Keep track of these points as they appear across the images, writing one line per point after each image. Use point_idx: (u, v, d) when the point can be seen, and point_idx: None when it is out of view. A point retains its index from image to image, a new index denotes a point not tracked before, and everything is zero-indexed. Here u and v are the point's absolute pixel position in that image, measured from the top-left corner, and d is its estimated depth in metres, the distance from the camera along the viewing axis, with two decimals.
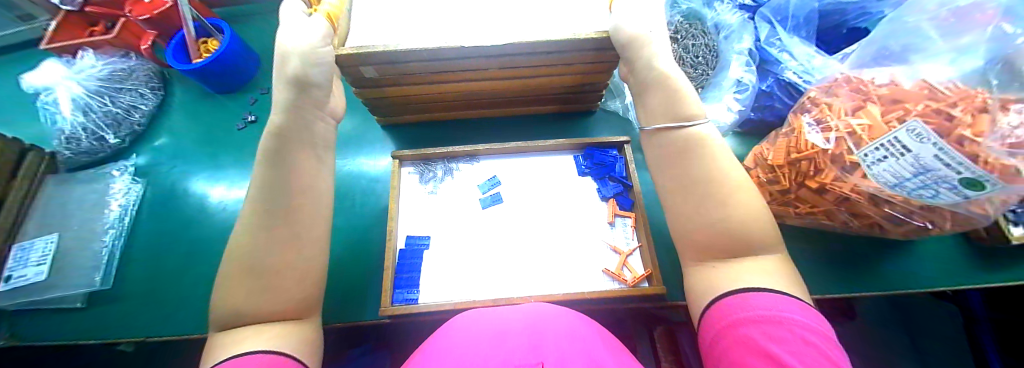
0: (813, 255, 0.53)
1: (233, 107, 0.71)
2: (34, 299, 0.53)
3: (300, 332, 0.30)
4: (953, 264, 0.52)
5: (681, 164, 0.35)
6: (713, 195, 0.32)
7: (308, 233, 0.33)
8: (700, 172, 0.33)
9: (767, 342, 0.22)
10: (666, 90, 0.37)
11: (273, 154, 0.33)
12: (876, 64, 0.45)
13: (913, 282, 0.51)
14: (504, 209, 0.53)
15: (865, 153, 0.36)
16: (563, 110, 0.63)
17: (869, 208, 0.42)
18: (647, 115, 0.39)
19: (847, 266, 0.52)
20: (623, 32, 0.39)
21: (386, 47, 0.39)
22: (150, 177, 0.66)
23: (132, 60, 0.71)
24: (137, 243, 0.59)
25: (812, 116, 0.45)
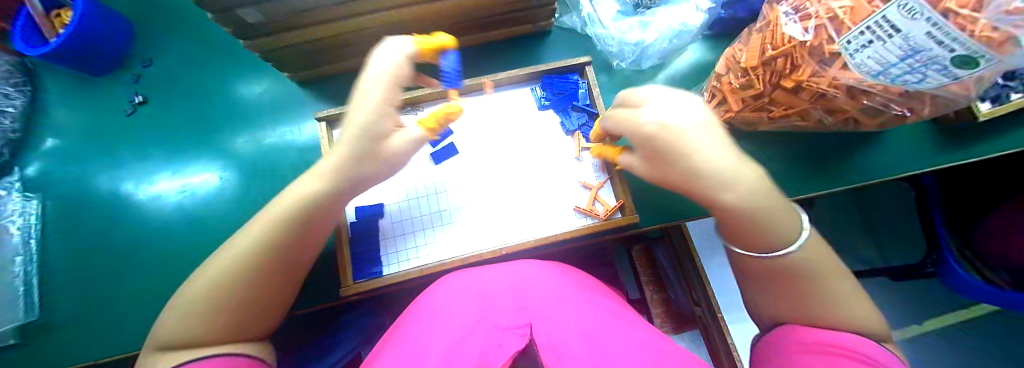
0: (779, 161, 0.52)
1: (114, 90, 0.58)
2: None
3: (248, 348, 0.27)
4: (921, 149, 0.51)
5: (735, 228, 0.26)
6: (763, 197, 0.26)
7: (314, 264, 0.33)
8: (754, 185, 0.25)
9: None
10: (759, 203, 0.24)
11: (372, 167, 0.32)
12: None
13: (872, 174, 0.51)
14: (460, 161, 0.48)
15: (848, 40, 0.30)
16: (512, 32, 0.53)
17: (845, 102, 0.38)
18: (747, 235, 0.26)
19: (811, 169, 0.52)
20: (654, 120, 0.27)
21: None
22: (45, 190, 0.55)
23: None
24: (58, 265, 0.53)
25: (788, 4, 0.38)
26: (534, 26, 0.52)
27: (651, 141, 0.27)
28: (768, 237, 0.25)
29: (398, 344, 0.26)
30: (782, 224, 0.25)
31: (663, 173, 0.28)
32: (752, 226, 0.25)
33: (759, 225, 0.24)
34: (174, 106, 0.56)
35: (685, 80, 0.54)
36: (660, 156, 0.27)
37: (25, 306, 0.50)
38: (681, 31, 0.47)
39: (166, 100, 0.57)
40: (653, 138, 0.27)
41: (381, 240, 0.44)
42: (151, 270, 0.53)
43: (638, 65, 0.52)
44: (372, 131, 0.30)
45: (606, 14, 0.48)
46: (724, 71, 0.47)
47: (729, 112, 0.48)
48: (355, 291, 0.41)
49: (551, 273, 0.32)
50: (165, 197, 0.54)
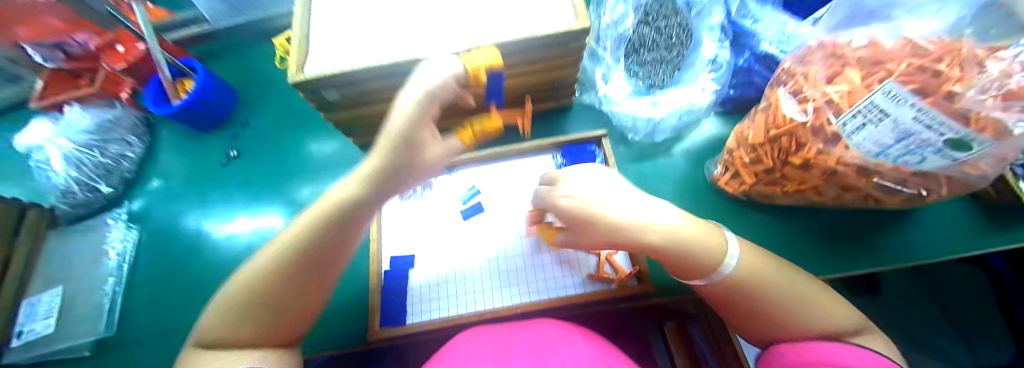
0: (808, 238, 0.51)
1: (214, 144, 0.71)
2: (45, 350, 0.56)
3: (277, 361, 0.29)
4: (968, 228, 0.49)
5: (676, 266, 0.30)
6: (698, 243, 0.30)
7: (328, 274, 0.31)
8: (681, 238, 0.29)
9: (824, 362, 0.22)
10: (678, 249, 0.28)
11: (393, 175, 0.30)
12: (853, 23, 0.38)
13: (919, 253, 0.48)
14: (485, 219, 0.52)
15: (844, 122, 0.34)
16: (538, 109, 0.61)
17: (857, 180, 0.39)
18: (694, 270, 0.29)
19: (845, 245, 0.50)
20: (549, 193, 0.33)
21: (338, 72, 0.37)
22: (146, 222, 0.66)
23: (118, 109, 0.69)
24: (137, 287, 0.61)
25: (787, 89, 0.43)
26: (557, 103, 0.60)
27: (568, 203, 0.31)
28: (703, 266, 0.29)
29: None
30: (709, 247, 0.28)
31: (590, 235, 0.30)
32: (687, 255, 0.28)
33: (691, 255, 0.28)
34: (258, 159, 0.68)
35: (700, 151, 0.58)
36: (577, 220, 0.30)
37: (105, 322, 0.57)
38: (689, 110, 0.53)
39: (252, 155, 0.69)
40: (566, 201, 0.31)
41: (409, 289, 0.48)
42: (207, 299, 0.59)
43: (651, 137, 0.58)
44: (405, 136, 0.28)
45: (620, 94, 0.55)
46: (734, 147, 0.50)
47: (744, 184, 0.50)
48: (380, 338, 0.44)
49: (573, 334, 0.34)
50: (235, 235, 0.63)
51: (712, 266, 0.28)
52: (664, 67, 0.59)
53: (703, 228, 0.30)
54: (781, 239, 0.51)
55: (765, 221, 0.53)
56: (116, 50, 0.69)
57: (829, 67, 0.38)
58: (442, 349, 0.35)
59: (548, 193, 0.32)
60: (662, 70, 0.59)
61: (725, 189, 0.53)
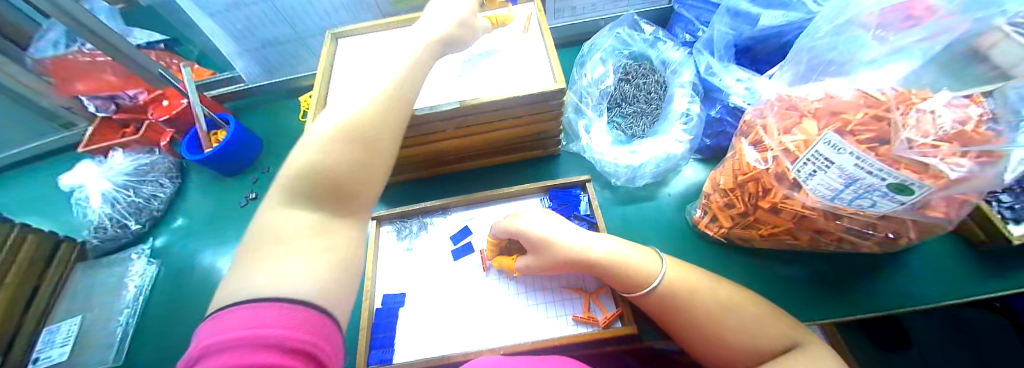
0: (805, 289, 0.49)
1: (236, 187, 0.79)
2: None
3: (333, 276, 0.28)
4: (959, 273, 0.48)
5: (618, 280, 0.42)
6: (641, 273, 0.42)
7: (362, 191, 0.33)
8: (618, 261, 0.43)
9: None
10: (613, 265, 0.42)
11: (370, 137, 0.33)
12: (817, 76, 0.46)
13: (923, 300, 0.46)
14: (474, 258, 0.55)
15: (798, 168, 0.37)
16: (528, 156, 0.66)
17: (825, 223, 0.41)
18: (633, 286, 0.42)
19: (848, 293, 0.48)
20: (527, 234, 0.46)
21: None
22: (165, 257, 0.72)
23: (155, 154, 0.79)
24: (150, 320, 0.65)
25: (749, 139, 0.47)
26: (546, 151, 0.65)
27: (539, 235, 0.46)
28: (638, 279, 0.41)
29: None
30: (642, 265, 0.42)
31: (550, 256, 0.45)
32: (622, 272, 0.42)
33: (623, 269, 0.42)
34: None
35: (685, 196, 0.60)
36: (544, 246, 0.45)
37: (116, 352, 0.60)
38: (667, 157, 0.57)
39: None
40: (538, 235, 0.46)
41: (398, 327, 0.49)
42: None
43: (632, 182, 0.61)
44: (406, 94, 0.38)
45: (601, 143, 0.59)
46: (709, 192, 0.53)
47: (723, 227, 0.51)
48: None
49: None
50: None
51: (646, 280, 0.41)
52: (644, 119, 0.64)
53: (640, 251, 0.44)
54: (769, 280, 0.50)
55: (758, 266, 0.52)
56: (163, 104, 0.81)
57: (785, 121, 0.43)
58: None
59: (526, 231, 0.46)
60: (642, 123, 0.64)
61: (706, 232, 0.54)
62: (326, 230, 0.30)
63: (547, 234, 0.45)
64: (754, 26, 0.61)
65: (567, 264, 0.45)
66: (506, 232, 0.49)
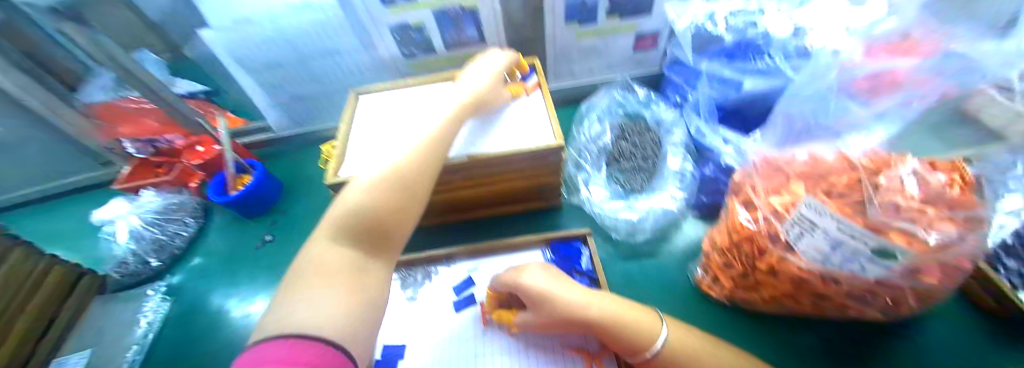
0: (817, 357, 0.47)
1: (255, 229, 0.83)
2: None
3: (354, 313, 0.32)
4: (976, 345, 0.46)
5: (621, 342, 0.41)
6: (642, 329, 0.41)
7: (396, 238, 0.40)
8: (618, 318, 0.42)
9: None
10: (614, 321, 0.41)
11: (405, 184, 0.39)
12: (802, 140, 0.48)
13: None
14: (475, 310, 0.55)
15: (788, 228, 0.38)
16: (532, 207, 0.69)
17: (823, 287, 0.41)
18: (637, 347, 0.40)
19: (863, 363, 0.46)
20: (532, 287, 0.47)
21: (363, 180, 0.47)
22: (179, 296, 0.74)
23: (184, 194, 0.85)
24: (157, 357, 0.66)
25: (740, 198, 0.49)
26: (549, 203, 0.68)
27: (542, 289, 0.46)
28: (643, 339, 0.40)
29: None
30: (647, 325, 0.42)
31: (552, 313, 0.44)
32: (626, 331, 0.41)
33: (627, 330, 0.41)
34: (291, 242, 0.79)
35: (687, 249, 0.61)
36: (546, 301, 0.45)
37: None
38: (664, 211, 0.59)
39: (287, 238, 0.80)
40: (542, 289, 0.46)
41: None
42: None
43: (632, 236, 0.62)
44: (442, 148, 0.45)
45: (598, 197, 0.63)
46: (707, 251, 0.54)
47: (724, 289, 0.51)
48: None
49: None
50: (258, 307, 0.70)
51: (650, 342, 0.40)
52: (642, 175, 0.66)
53: (645, 314, 0.43)
54: (773, 345, 0.49)
55: (764, 327, 0.51)
56: (198, 150, 0.89)
57: (773, 183, 0.45)
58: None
59: (530, 286, 0.47)
60: (639, 177, 0.65)
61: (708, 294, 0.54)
62: (362, 270, 0.36)
63: (551, 289, 0.46)
64: (739, 91, 0.65)
65: (569, 323, 0.43)
66: (510, 285, 0.49)
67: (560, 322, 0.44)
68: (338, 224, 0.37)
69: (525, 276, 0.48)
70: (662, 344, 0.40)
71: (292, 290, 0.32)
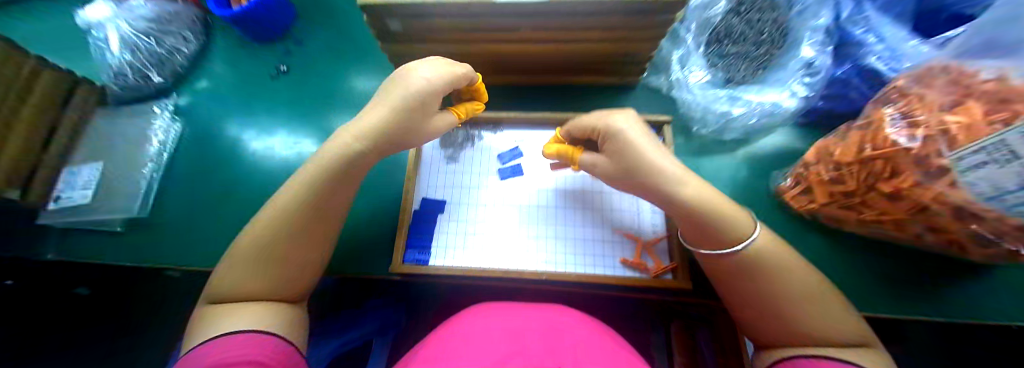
0: (879, 281, 0.46)
1: (269, 57, 0.70)
2: (77, 218, 0.58)
3: (278, 310, 0.34)
4: None
5: (699, 226, 0.37)
6: (724, 225, 0.36)
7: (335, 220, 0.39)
8: (708, 205, 0.36)
9: None
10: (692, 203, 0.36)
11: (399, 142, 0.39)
12: None
13: (1004, 316, 0.43)
14: (523, 181, 0.50)
15: (960, 156, 0.27)
16: (604, 81, 0.58)
17: (950, 222, 0.34)
18: (704, 231, 0.37)
19: (922, 294, 0.45)
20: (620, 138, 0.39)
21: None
22: (190, 117, 0.67)
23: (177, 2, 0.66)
24: (174, 178, 0.62)
25: (897, 109, 0.36)
26: (624, 79, 0.56)
27: (625, 136, 0.39)
28: (721, 230, 0.36)
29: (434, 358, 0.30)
30: (736, 221, 0.36)
31: (626, 165, 0.39)
32: (708, 222, 0.36)
33: (707, 219, 0.36)
34: (307, 79, 0.67)
35: (764, 162, 0.54)
36: (625, 152, 0.39)
37: (141, 204, 0.59)
38: (772, 110, 0.48)
39: (302, 73, 0.68)
40: (626, 135, 0.39)
41: (435, 233, 0.47)
42: (242, 203, 0.60)
43: (719, 133, 0.54)
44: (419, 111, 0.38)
45: (694, 80, 0.51)
46: (812, 161, 0.45)
47: (814, 203, 0.46)
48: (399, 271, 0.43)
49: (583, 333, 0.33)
50: (279, 142, 0.64)
51: (731, 240, 0.36)
52: (749, 64, 0.52)
53: (738, 214, 0.36)
54: (840, 265, 0.47)
55: (822, 248, 0.48)
56: None
57: (953, 91, 0.32)
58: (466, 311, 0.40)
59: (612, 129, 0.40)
60: (748, 64, 0.52)
61: (787, 205, 0.50)
62: (290, 260, 0.36)
63: (639, 142, 0.38)
64: None
65: (644, 184, 0.39)
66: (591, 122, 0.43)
67: (626, 182, 0.40)
68: (282, 216, 0.35)
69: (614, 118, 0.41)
70: (745, 245, 0.35)
71: (254, 310, 0.32)
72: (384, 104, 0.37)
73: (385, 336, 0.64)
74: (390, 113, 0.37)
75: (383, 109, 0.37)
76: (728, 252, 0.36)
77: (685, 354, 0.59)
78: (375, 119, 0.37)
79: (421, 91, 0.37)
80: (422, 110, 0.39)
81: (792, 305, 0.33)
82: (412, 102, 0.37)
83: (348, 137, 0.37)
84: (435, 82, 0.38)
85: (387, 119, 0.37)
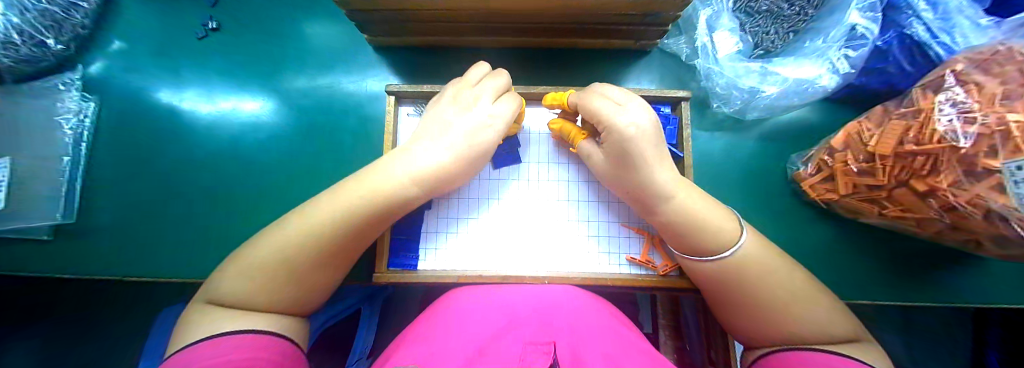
0: (868, 266, 0.47)
1: (190, 8, 0.55)
2: None
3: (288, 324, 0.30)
4: None
5: (676, 236, 0.35)
6: (704, 228, 0.33)
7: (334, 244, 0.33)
8: (696, 219, 0.34)
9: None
10: (696, 224, 0.34)
11: (460, 170, 0.36)
12: None
13: (985, 298, 0.45)
14: (520, 170, 0.45)
15: (1017, 167, 0.23)
16: (614, 45, 0.50)
17: (979, 224, 0.31)
18: (699, 247, 0.34)
19: (893, 275, 0.47)
20: (624, 144, 0.33)
21: None
22: (104, 93, 0.54)
23: None
24: (105, 172, 0.53)
25: (946, 98, 0.30)
26: (637, 43, 0.48)
27: (630, 142, 0.33)
28: (697, 246, 0.34)
29: (424, 338, 0.27)
30: (721, 228, 0.33)
31: (626, 174, 0.35)
32: (685, 233, 0.34)
33: (687, 235, 0.34)
34: (247, 38, 0.54)
35: (775, 140, 0.50)
36: (627, 162, 0.34)
37: (66, 207, 0.50)
38: (805, 88, 0.42)
39: (240, 31, 0.54)
40: (633, 140, 0.33)
41: (422, 233, 0.43)
42: (192, 199, 0.52)
43: (740, 113, 0.48)
44: (483, 137, 0.36)
45: (723, 50, 0.43)
46: (840, 148, 0.41)
47: (833, 192, 0.43)
48: (386, 281, 0.41)
49: (584, 309, 0.33)
50: (227, 119, 0.53)
51: (710, 249, 0.33)
52: (782, 25, 0.47)
53: (724, 218, 0.34)
54: (832, 252, 0.48)
55: (819, 234, 0.48)
56: None
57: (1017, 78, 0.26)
58: (450, 292, 0.38)
59: (608, 131, 0.34)
60: (776, 24, 0.47)
61: (805, 191, 0.47)
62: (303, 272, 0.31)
63: (645, 151, 0.33)
64: None
65: (645, 196, 0.35)
66: (589, 110, 0.35)
67: (629, 192, 0.36)
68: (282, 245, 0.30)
69: (618, 113, 0.33)
70: (726, 256, 0.33)
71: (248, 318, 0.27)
72: (435, 145, 0.35)
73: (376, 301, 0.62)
74: (452, 144, 0.35)
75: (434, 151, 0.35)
76: (704, 258, 0.34)
77: (667, 316, 0.65)
78: (427, 163, 0.34)
79: (485, 139, 0.36)
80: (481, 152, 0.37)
81: (773, 309, 0.31)
82: (467, 142, 0.35)
83: (400, 178, 0.34)
84: (493, 119, 0.37)
85: (437, 163, 0.35)
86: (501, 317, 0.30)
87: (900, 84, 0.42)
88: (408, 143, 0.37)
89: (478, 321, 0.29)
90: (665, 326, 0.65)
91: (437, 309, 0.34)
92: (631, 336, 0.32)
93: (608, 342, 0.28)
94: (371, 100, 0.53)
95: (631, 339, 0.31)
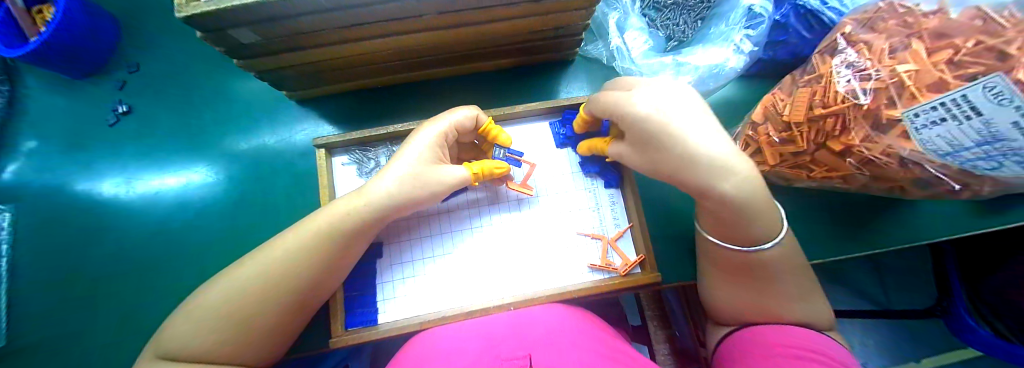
0: (817, 227, 0.49)
1: (99, 96, 0.52)
2: None
3: None
4: (979, 209, 0.46)
5: (724, 229, 0.30)
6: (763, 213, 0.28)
7: (260, 320, 0.32)
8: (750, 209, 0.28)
9: (817, 339, 0.28)
10: (752, 212, 0.28)
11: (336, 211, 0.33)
12: None
13: (927, 235, 0.47)
14: (468, 202, 0.45)
15: (915, 113, 0.24)
16: (537, 60, 0.51)
17: (895, 173, 0.33)
18: (752, 238, 0.29)
19: (841, 227, 0.49)
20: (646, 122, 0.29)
21: (255, 17, 0.24)
22: (18, 200, 0.50)
23: None
24: (31, 283, 0.49)
25: (843, 62, 0.32)
26: (559, 55, 0.50)
27: (647, 119, 0.29)
28: (752, 234, 0.29)
29: None
30: (771, 219, 0.29)
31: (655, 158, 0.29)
32: (741, 222, 0.28)
33: (753, 223, 0.28)
34: (162, 113, 0.52)
35: None
36: (649, 142, 0.29)
37: None
38: (717, 72, 0.44)
39: (154, 109, 0.52)
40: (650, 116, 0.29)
41: (377, 283, 0.43)
42: (128, 296, 0.49)
43: None
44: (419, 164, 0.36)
45: (636, 50, 0.46)
46: (762, 121, 0.42)
47: (764, 164, 0.44)
48: (343, 342, 0.39)
49: (560, 318, 0.33)
50: (156, 202, 0.51)
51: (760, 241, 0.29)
52: (690, 17, 0.50)
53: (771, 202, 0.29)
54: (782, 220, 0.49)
55: None
56: None
57: (900, 31, 0.29)
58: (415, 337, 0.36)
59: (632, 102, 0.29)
60: (684, 15, 0.50)
61: None
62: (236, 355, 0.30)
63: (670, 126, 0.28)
64: None
65: (687, 184, 0.28)
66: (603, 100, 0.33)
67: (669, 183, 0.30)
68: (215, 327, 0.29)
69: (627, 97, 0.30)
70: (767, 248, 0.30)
71: None
72: (398, 165, 0.35)
73: (362, 355, 0.56)
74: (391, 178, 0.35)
75: (402, 168, 0.35)
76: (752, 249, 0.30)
77: (653, 306, 0.62)
78: (391, 182, 0.35)
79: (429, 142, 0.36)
80: (440, 158, 0.38)
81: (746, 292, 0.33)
82: (428, 151, 0.36)
83: (314, 239, 0.33)
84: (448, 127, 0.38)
85: (407, 178, 0.35)
86: (479, 339, 0.30)
87: (804, 52, 0.44)
88: (351, 193, 0.36)
89: (456, 349, 0.28)
90: (652, 316, 0.61)
91: (399, 352, 0.33)
92: (607, 338, 0.32)
93: (584, 346, 0.27)
94: (305, 156, 0.51)
95: (610, 342, 0.31)
